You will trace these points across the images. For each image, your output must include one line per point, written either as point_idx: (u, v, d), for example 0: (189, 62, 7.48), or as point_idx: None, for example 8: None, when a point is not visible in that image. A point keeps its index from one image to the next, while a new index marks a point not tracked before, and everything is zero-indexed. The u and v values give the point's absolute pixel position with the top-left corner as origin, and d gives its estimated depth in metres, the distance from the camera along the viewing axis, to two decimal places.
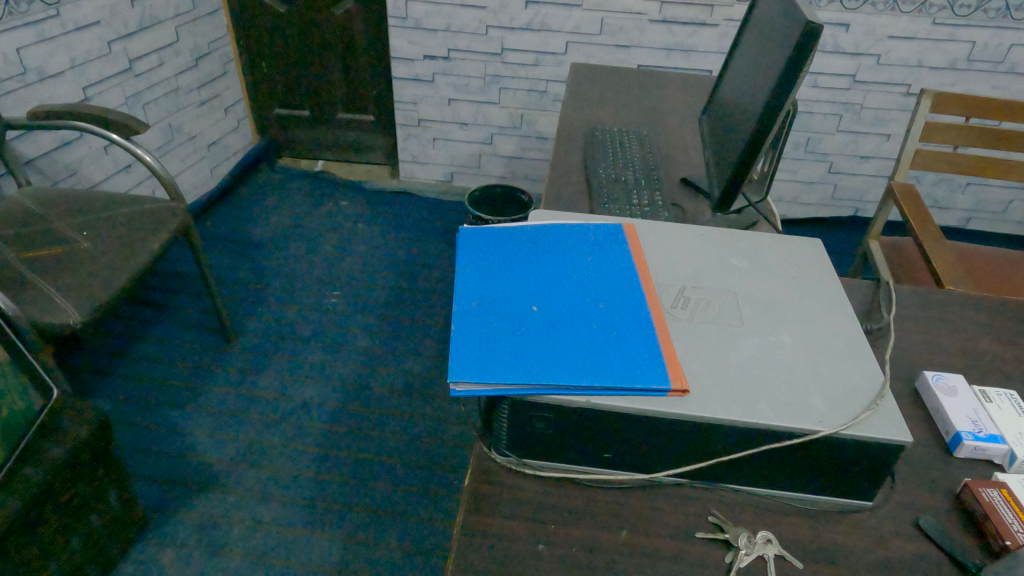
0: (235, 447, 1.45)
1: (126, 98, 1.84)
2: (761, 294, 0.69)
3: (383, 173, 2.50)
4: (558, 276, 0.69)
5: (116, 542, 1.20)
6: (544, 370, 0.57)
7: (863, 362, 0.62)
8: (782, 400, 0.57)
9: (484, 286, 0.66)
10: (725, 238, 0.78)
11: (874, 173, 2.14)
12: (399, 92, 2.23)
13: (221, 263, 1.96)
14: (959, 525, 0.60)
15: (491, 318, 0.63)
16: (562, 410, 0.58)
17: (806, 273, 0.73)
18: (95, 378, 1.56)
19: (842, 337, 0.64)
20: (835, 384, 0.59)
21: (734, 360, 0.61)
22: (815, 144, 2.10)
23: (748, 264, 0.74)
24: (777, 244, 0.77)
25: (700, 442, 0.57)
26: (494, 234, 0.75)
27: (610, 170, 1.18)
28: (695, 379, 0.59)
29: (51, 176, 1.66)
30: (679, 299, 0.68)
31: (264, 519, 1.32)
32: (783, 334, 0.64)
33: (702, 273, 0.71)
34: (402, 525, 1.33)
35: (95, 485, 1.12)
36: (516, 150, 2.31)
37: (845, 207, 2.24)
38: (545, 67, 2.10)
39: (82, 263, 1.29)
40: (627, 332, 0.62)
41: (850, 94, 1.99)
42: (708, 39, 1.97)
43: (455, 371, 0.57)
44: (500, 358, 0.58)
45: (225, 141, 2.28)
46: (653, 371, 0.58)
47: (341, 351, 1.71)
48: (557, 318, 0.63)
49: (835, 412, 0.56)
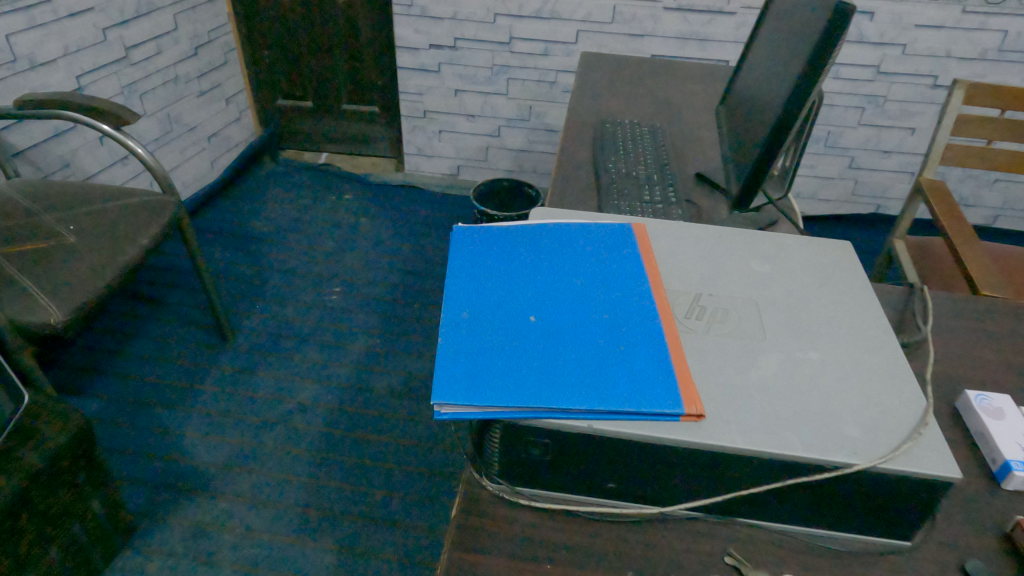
0: (229, 451, 1.40)
1: (122, 88, 1.78)
2: (786, 303, 0.62)
3: (388, 166, 2.43)
4: (560, 282, 0.62)
5: (101, 550, 1.15)
6: (541, 391, 0.51)
7: (902, 384, 0.55)
8: (812, 428, 0.50)
9: (477, 293, 0.60)
10: (745, 240, 0.70)
11: (897, 168, 2.05)
12: (404, 83, 2.17)
13: (219, 257, 1.91)
14: (1011, 570, 0.53)
15: (484, 330, 0.56)
16: (561, 436, 0.51)
17: (834, 278, 0.66)
18: (86, 376, 1.51)
19: (877, 353, 0.57)
20: (871, 410, 0.52)
21: (756, 379, 0.54)
22: (836, 138, 2.02)
23: (770, 269, 0.67)
24: (802, 247, 0.70)
25: (715, 474, 0.51)
26: (491, 235, 0.68)
27: (620, 164, 1.11)
28: (712, 401, 0.52)
29: (43, 167, 1.61)
30: (693, 309, 0.61)
31: (255, 527, 1.27)
32: (810, 349, 0.57)
33: (720, 279, 0.65)
34: (398, 534, 1.27)
35: (76, 492, 1.07)
36: (525, 143, 2.23)
37: (866, 204, 2.15)
38: (555, 57, 2.02)
39: (67, 259, 1.24)
40: (636, 346, 0.56)
41: (873, 86, 1.90)
42: (725, 28, 1.89)
43: (440, 392, 0.50)
44: (492, 377, 0.52)
45: (226, 133, 2.23)
46: (664, 393, 0.51)
47: (341, 350, 1.66)
48: (557, 330, 0.57)
49: (872, 442, 0.50)
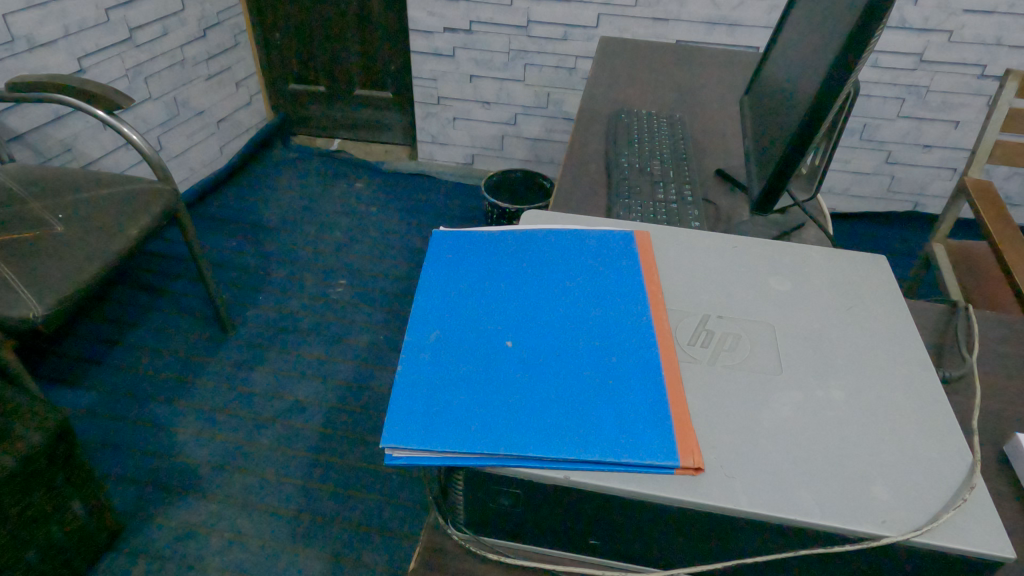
0: (223, 449, 1.35)
1: (126, 71, 1.73)
2: (808, 329, 0.54)
3: (401, 154, 2.36)
4: (546, 300, 0.54)
5: (84, 552, 1.11)
6: (510, 434, 0.43)
7: (943, 432, 0.46)
8: (833, 488, 0.42)
9: (450, 311, 0.52)
10: (763, 251, 0.62)
11: (938, 164, 1.92)
12: (418, 68, 2.09)
13: (224, 246, 1.87)
14: None
15: (453, 356, 0.49)
16: (534, 486, 0.44)
17: (866, 300, 0.57)
18: (82, 367, 1.48)
19: (914, 393, 0.49)
20: (905, 465, 0.44)
21: (767, 424, 0.46)
22: (872, 131, 1.89)
23: (792, 287, 0.58)
24: (830, 261, 0.61)
25: (713, 537, 0.43)
26: (474, 241, 0.61)
27: (634, 158, 1.02)
28: (713, 450, 0.44)
29: (44, 152, 1.57)
30: (698, 334, 0.53)
31: (244, 531, 1.22)
32: (834, 388, 0.49)
33: (732, 298, 0.56)
34: (390, 543, 1.22)
35: (54, 495, 1.02)
36: (542, 132, 2.15)
37: (903, 201, 2.02)
38: (574, 42, 1.92)
39: (54, 250, 1.19)
40: (628, 379, 0.48)
41: (915, 76, 1.77)
42: (755, 11, 1.77)
43: (394, 431, 0.43)
44: (455, 414, 0.45)
45: (235, 117, 2.18)
46: (657, 440, 0.43)
47: (344, 346, 1.60)
48: (537, 358, 0.49)
49: (905, 508, 0.41)
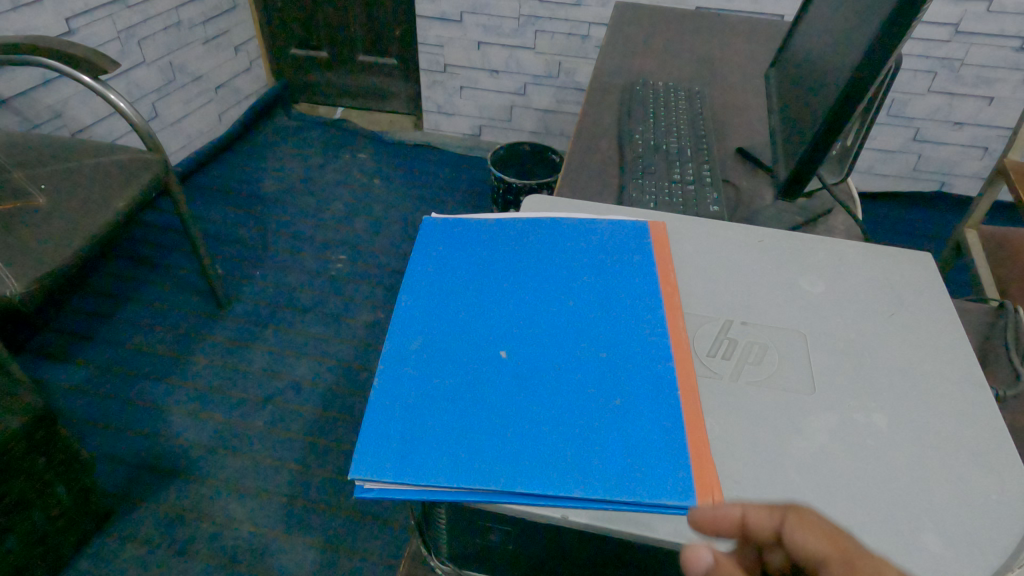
0: (216, 430, 1.31)
1: (118, 33, 1.65)
2: (845, 339, 0.47)
3: (406, 123, 2.28)
4: (546, 303, 0.48)
5: (70, 536, 1.08)
6: (500, 465, 0.37)
7: (1003, 467, 0.40)
8: (877, 536, 0.36)
9: (438, 314, 0.46)
10: (793, 246, 0.55)
11: (969, 142, 1.82)
12: (423, 33, 2.00)
13: (221, 218, 1.81)
14: None
15: (437, 369, 0.42)
16: (527, 523, 0.38)
17: (911, 305, 0.50)
18: (74, 343, 1.44)
19: (968, 418, 0.42)
20: (961, 507, 0.38)
21: (797, 454, 0.40)
22: (901, 106, 1.79)
23: (826, 288, 0.51)
24: (867, 258, 0.55)
25: None
26: (468, 230, 0.54)
27: (649, 134, 0.94)
28: (735, 486, 0.38)
29: (32, 118, 1.51)
30: (720, 343, 0.46)
31: (238, 517, 1.18)
32: (875, 412, 0.42)
33: (757, 301, 0.50)
34: (386, 534, 1.17)
35: (35, 480, 0.98)
36: (552, 103, 2.06)
37: (929, 181, 1.93)
38: (588, 7, 1.82)
39: (35, 223, 1.13)
40: (639, 399, 0.41)
41: (949, 48, 1.67)
42: None
43: (364, 457, 0.38)
44: (437, 438, 0.39)
45: (234, 84, 2.11)
46: (672, 475, 0.37)
47: (343, 324, 1.55)
48: (534, 372, 0.43)
49: (962, 562, 0.35)
